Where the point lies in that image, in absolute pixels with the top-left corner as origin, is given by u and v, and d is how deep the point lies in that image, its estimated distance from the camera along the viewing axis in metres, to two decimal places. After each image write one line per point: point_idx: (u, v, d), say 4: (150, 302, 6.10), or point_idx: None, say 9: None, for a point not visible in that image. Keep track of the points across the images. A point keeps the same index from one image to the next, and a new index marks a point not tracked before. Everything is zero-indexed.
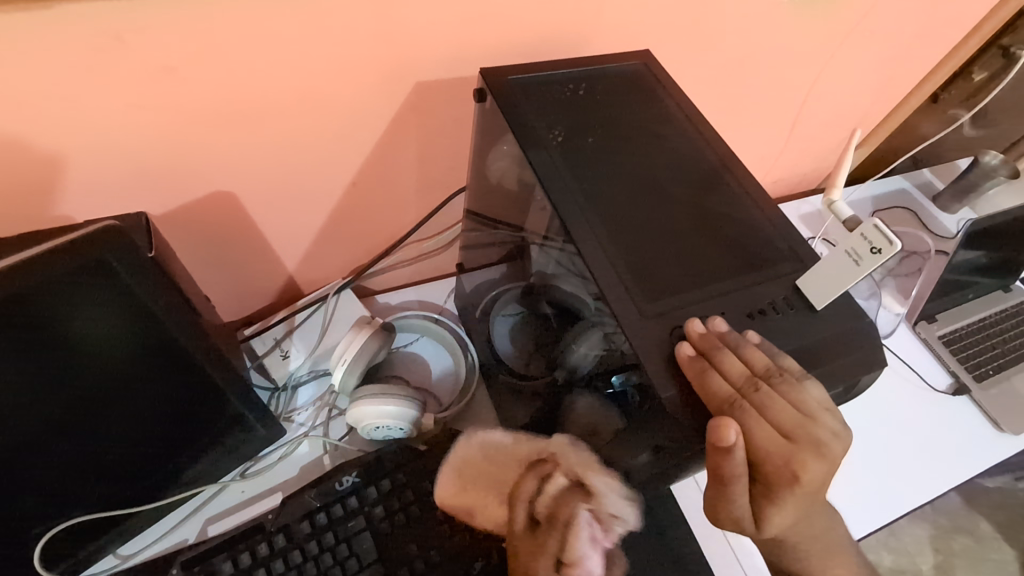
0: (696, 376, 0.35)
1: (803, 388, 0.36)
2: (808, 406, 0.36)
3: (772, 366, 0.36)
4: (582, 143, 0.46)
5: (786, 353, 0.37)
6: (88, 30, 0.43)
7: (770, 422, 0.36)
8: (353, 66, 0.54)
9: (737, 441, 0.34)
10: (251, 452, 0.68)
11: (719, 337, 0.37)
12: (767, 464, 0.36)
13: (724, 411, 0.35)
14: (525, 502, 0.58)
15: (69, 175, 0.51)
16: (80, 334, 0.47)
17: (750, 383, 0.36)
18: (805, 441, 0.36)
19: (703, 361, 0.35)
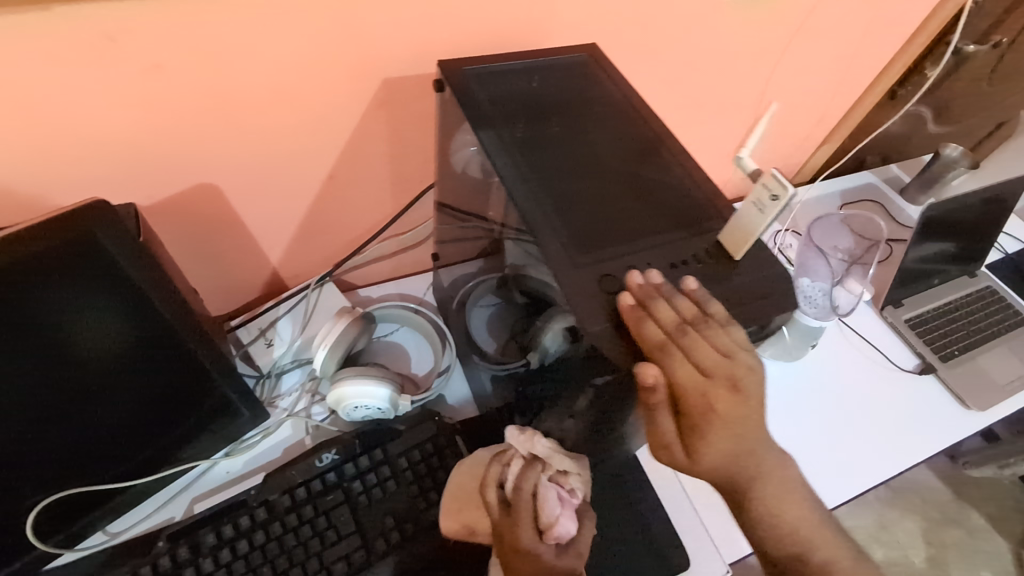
0: (633, 322, 0.38)
1: (726, 331, 0.40)
2: (729, 347, 0.40)
3: (699, 313, 0.40)
4: (529, 124, 0.51)
5: (716, 300, 0.41)
6: (78, 29, 0.47)
7: (693, 363, 0.39)
8: (324, 64, 0.59)
9: (655, 382, 0.38)
10: (237, 433, 0.71)
11: (654, 289, 0.40)
12: (687, 398, 0.39)
13: (655, 352, 0.38)
14: (493, 486, 0.60)
15: (62, 168, 0.55)
16: (66, 309, 0.50)
17: (679, 329, 0.39)
18: (721, 377, 0.40)
19: (641, 310, 0.38)
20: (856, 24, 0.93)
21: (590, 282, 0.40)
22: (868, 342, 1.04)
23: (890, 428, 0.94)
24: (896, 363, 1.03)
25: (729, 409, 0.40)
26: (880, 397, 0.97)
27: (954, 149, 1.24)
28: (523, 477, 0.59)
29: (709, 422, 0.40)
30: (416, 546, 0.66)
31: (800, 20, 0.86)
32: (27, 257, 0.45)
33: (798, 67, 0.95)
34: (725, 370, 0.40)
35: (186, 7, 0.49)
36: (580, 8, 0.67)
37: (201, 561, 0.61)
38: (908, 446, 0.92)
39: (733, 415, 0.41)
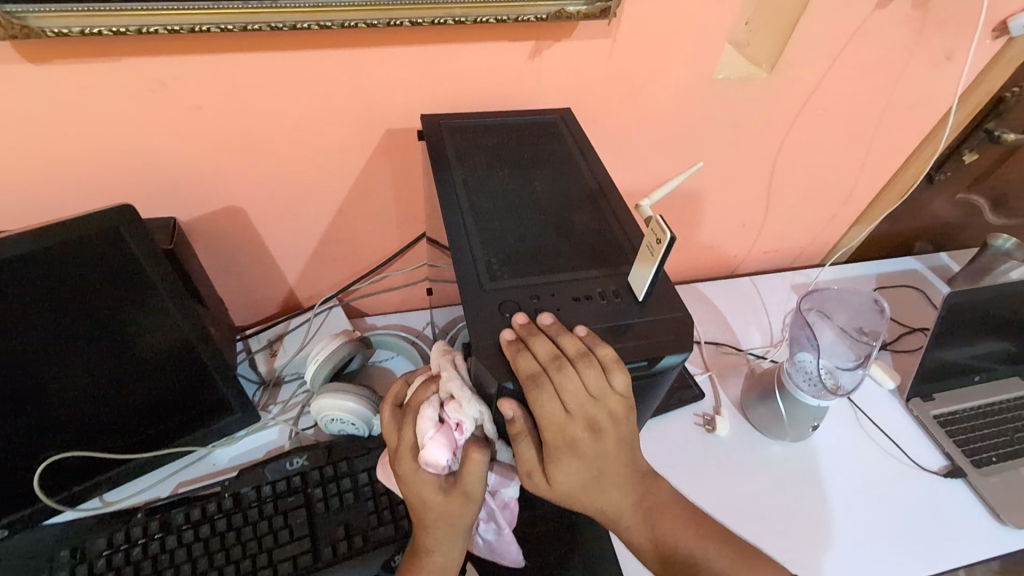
0: (509, 357, 0.39)
1: (602, 375, 0.39)
2: (600, 390, 0.39)
3: (584, 351, 0.39)
4: (485, 170, 0.57)
5: (608, 343, 0.40)
6: (138, 76, 0.58)
7: (562, 401, 0.39)
8: (335, 114, 0.69)
9: (513, 414, 0.40)
10: (228, 429, 0.78)
11: (538, 328, 0.41)
12: (543, 434, 0.40)
13: (524, 386, 0.38)
14: (391, 403, 0.50)
15: (118, 184, 0.67)
16: (100, 293, 0.60)
17: (555, 363, 0.39)
18: (582, 417, 0.40)
19: (517, 343, 0.39)
20: (870, 105, 0.93)
21: (489, 303, 0.44)
22: (885, 434, 0.96)
23: (901, 531, 0.85)
24: (919, 462, 0.94)
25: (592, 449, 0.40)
26: (893, 495, 0.89)
27: (1005, 239, 1.14)
28: (417, 395, 0.46)
29: (567, 452, 0.40)
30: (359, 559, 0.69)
31: (803, 98, 0.88)
32: (75, 241, 0.56)
33: (807, 143, 0.97)
34: (592, 412, 0.40)
35: (222, 64, 0.60)
36: (567, 77, 0.73)
37: (167, 537, 0.67)
38: (920, 553, 0.83)
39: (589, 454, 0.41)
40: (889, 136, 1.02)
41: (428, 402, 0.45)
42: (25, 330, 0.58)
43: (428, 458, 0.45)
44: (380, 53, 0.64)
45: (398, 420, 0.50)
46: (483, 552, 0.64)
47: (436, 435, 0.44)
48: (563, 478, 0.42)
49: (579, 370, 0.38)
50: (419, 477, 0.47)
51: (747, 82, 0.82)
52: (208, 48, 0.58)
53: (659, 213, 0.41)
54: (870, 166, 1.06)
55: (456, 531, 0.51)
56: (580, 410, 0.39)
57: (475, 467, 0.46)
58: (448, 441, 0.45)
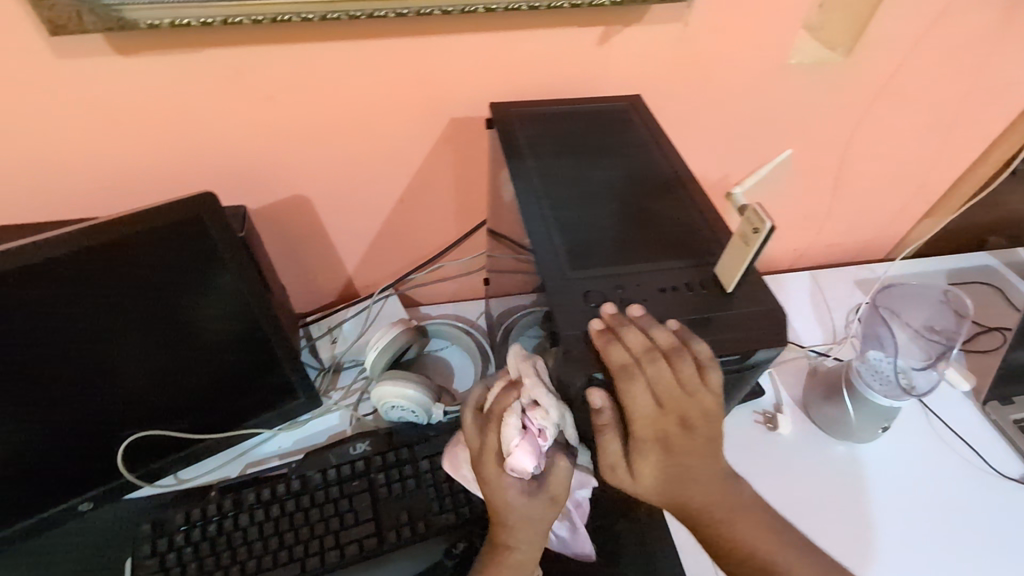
0: (599, 347, 0.38)
1: (696, 370, 0.38)
2: (693, 385, 0.38)
3: (678, 346, 0.38)
4: (559, 158, 0.56)
5: (701, 338, 0.39)
6: (219, 66, 0.60)
7: (654, 395, 0.38)
8: (401, 103, 0.69)
9: (602, 405, 0.39)
10: (293, 413, 0.80)
11: (628, 319, 0.40)
12: (633, 427, 0.39)
13: (616, 376, 0.38)
14: (468, 409, 0.49)
15: (194, 173, 0.69)
16: (173, 281, 0.62)
17: (649, 355, 0.38)
18: (674, 412, 0.38)
19: (608, 334, 0.39)
20: (951, 90, 0.88)
21: (574, 294, 0.43)
22: (962, 439, 0.91)
23: (978, 540, 0.81)
24: (997, 469, 0.89)
25: (681, 444, 0.39)
26: (971, 504, 0.84)
27: None
28: (499, 399, 0.46)
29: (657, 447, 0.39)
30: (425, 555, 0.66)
31: (881, 83, 0.84)
32: (155, 230, 0.58)
33: (881, 130, 0.92)
34: (684, 408, 0.38)
35: (296, 52, 0.61)
36: (636, 63, 0.71)
37: (240, 516, 0.69)
38: (1001, 562, 0.79)
39: (680, 452, 0.39)
40: (970, 123, 0.95)
41: (512, 408, 0.45)
42: (112, 314, 0.61)
43: (514, 464, 0.45)
44: (450, 40, 0.64)
45: (475, 426, 0.49)
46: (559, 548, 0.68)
47: (521, 442, 0.44)
48: (651, 474, 0.40)
49: (673, 364, 0.37)
50: (504, 482, 0.47)
51: (822, 65, 0.78)
52: (285, 37, 0.59)
53: (756, 201, 0.40)
54: (947, 155, 1.00)
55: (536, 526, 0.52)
56: (672, 404, 0.38)
57: (561, 472, 0.48)
58: (532, 447, 0.44)
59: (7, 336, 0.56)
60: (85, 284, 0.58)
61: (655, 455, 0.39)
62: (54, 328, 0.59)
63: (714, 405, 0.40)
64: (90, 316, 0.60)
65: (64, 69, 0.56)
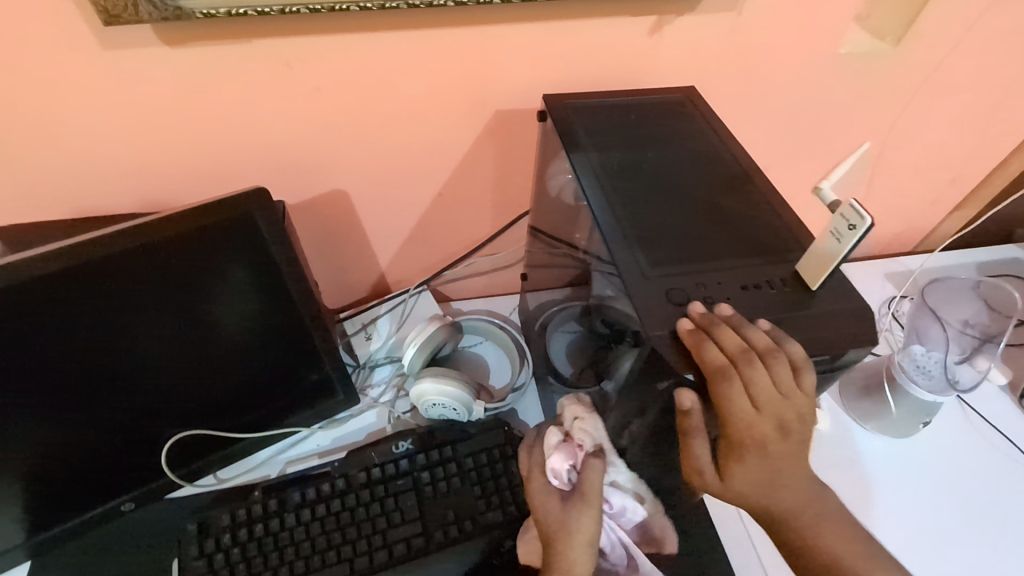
0: (692, 346, 0.38)
1: (793, 373, 0.37)
2: (790, 389, 0.37)
3: (773, 348, 0.37)
4: (621, 153, 0.56)
5: (796, 340, 0.38)
6: (268, 58, 0.58)
7: (751, 398, 0.37)
8: (448, 96, 0.67)
9: (693, 406, 0.38)
10: (332, 412, 0.79)
11: (720, 318, 0.39)
12: (727, 429, 0.38)
13: (712, 378, 0.37)
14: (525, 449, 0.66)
15: (236, 168, 0.67)
16: (219, 278, 0.61)
17: (746, 357, 0.37)
18: (771, 416, 0.37)
19: (700, 334, 0.38)
20: (994, 81, 0.86)
21: (655, 292, 0.42)
22: (997, 431, 0.89)
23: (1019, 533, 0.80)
24: None
25: (777, 449, 0.38)
26: (1007, 499, 0.83)
27: None
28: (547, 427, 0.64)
29: (753, 452, 0.38)
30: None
31: (926, 73, 0.82)
32: (205, 226, 0.57)
33: (923, 121, 0.90)
34: (780, 411, 0.37)
35: (346, 44, 0.59)
36: (684, 54, 0.70)
37: (286, 516, 0.69)
38: None
39: (776, 456, 0.38)
40: (1009, 114, 0.94)
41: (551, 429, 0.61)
42: (161, 311, 0.60)
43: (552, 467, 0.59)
44: (500, 30, 0.62)
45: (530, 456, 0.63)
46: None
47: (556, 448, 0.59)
48: (746, 479, 0.39)
49: (772, 366, 0.36)
50: (543, 491, 0.58)
51: (868, 56, 0.77)
52: (336, 27, 0.58)
53: (854, 198, 0.39)
54: (984, 147, 0.99)
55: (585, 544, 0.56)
56: (770, 408, 0.37)
57: (593, 471, 0.56)
58: (568, 452, 0.59)
59: (56, 332, 0.55)
60: (132, 281, 0.56)
61: (752, 460, 0.38)
62: (98, 325, 0.57)
63: (808, 410, 0.39)
64: (135, 314, 0.58)
65: (112, 61, 0.55)
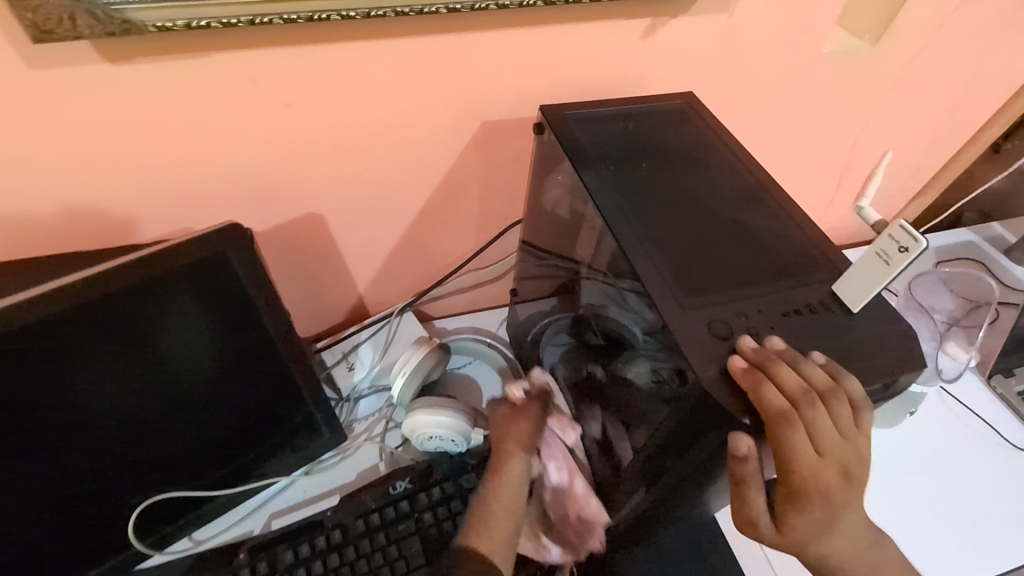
0: (750, 388, 0.34)
1: (854, 414, 0.35)
2: (851, 431, 0.35)
3: (834, 386, 0.35)
4: (630, 167, 0.53)
5: (854, 376, 0.36)
6: (231, 73, 0.51)
7: (814, 442, 0.35)
8: (432, 108, 0.62)
9: (749, 453, 0.35)
10: (317, 454, 0.72)
11: (773, 353, 0.36)
12: (787, 477, 0.35)
13: (773, 423, 0.34)
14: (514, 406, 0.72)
15: (197, 195, 0.59)
16: (188, 324, 0.54)
17: (809, 398, 0.34)
18: (833, 461, 0.35)
19: (758, 373, 0.35)
20: (958, 75, 0.89)
21: (695, 325, 0.39)
22: (974, 414, 0.90)
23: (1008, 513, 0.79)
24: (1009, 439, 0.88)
25: (839, 497, 0.36)
26: (996, 482, 0.82)
27: None
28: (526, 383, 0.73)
29: (816, 501, 0.35)
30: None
31: (899, 71, 0.83)
32: (173, 270, 0.50)
33: (894, 117, 0.92)
34: (841, 455, 0.35)
35: (320, 56, 0.53)
36: (676, 57, 0.67)
37: None
38: None
39: (838, 503, 0.36)
40: (969, 106, 0.97)
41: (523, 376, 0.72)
42: (121, 367, 0.52)
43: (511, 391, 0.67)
44: (490, 37, 0.57)
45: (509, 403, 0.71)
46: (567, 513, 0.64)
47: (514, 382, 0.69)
48: (807, 528, 0.37)
49: (835, 408, 0.34)
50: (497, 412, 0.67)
51: (848, 55, 0.77)
52: (309, 38, 0.51)
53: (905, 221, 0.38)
54: (945, 139, 1.02)
55: (528, 445, 0.63)
56: (834, 452, 0.35)
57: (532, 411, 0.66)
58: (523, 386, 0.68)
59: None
60: (80, 335, 0.48)
61: (817, 512, 0.35)
62: (35, 390, 0.48)
63: (863, 450, 0.37)
64: (85, 373, 0.50)
65: (44, 82, 0.47)
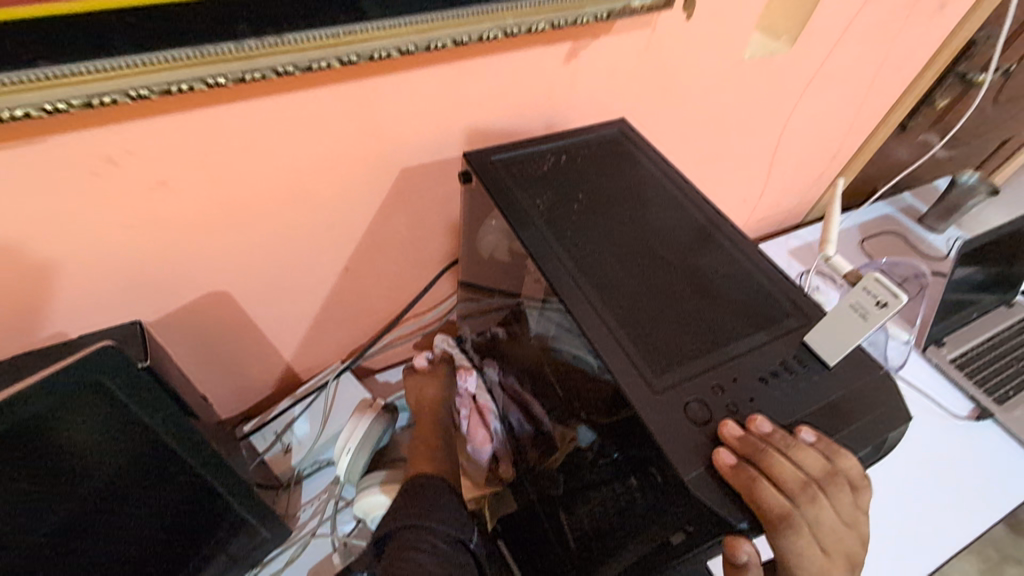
0: (743, 489, 0.31)
1: (851, 494, 0.33)
2: (849, 513, 0.33)
3: (828, 468, 0.32)
4: (571, 213, 0.48)
5: (847, 451, 0.33)
6: (79, 156, 0.41)
7: (816, 536, 0.32)
8: (341, 161, 0.54)
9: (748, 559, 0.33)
10: (258, 559, 0.63)
11: (759, 440, 0.32)
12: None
13: (773, 526, 0.31)
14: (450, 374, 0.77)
15: (59, 299, 0.48)
16: (50, 472, 0.42)
17: (805, 491, 0.32)
18: (837, 551, 0.33)
19: (751, 468, 0.31)
20: (868, 65, 0.90)
21: (673, 409, 0.34)
22: (917, 390, 0.93)
23: (965, 484, 0.82)
24: (950, 411, 0.92)
25: None
26: (947, 456, 0.85)
27: (969, 175, 1.15)
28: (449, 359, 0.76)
29: None
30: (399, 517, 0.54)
31: (816, 66, 0.83)
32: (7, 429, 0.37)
33: (814, 110, 0.92)
34: (843, 542, 0.33)
35: (194, 124, 0.44)
36: (601, 77, 0.63)
37: None
38: (986, 508, 0.79)
39: None
40: (880, 91, 1.00)
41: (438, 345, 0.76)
42: None
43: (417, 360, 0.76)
44: (398, 81, 0.50)
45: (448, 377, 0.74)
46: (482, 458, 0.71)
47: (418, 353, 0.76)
48: None
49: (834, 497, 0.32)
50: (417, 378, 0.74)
51: (769, 58, 0.76)
52: (177, 105, 0.42)
53: (880, 273, 0.36)
54: (861, 124, 1.05)
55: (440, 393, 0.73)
56: (834, 542, 0.33)
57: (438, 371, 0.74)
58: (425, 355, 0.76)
59: None
60: None
61: None
62: None
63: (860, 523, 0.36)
64: None
65: None
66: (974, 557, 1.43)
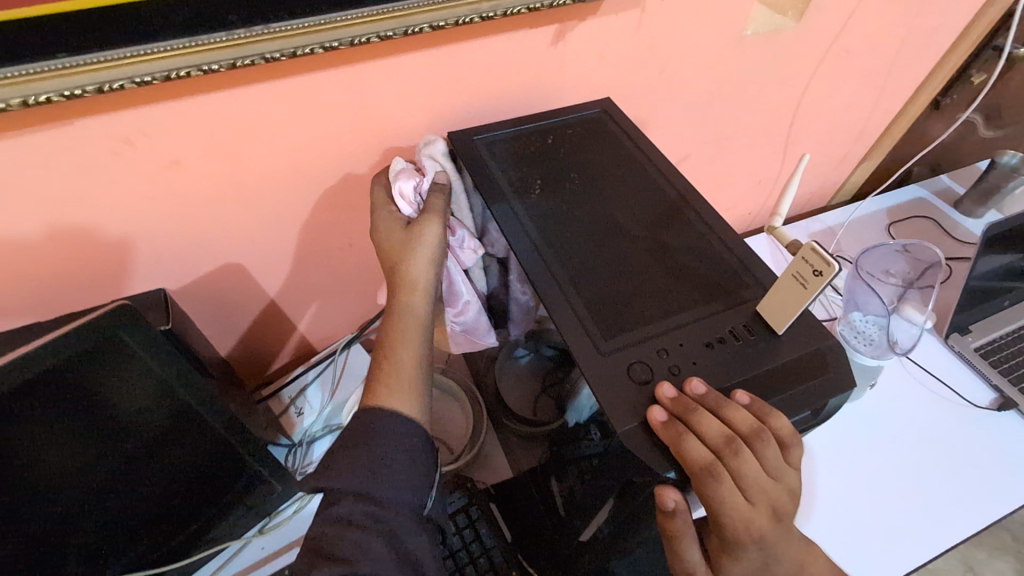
0: (671, 443, 0.34)
1: (781, 450, 0.36)
2: (778, 468, 0.36)
3: (758, 426, 0.35)
4: (547, 190, 0.50)
5: (777, 412, 0.36)
6: (101, 138, 0.46)
7: (744, 488, 0.36)
8: (337, 142, 0.58)
9: (677, 507, 0.36)
10: (271, 508, 0.69)
11: (691, 400, 0.35)
12: (724, 529, 0.36)
13: (700, 477, 0.34)
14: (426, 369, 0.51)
15: (90, 267, 0.55)
16: (76, 428, 0.47)
17: (730, 447, 0.35)
18: (765, 504, 0.37)
19: (679, 425, 0.34)
20: (888, 37, 0.87)
21: (617, 371, 0.37)
22: (934, 376, 0.90)
23: (975, 473, 0.79)
24: (968, 399, 0.88)
25: (772, 536, 0.38)
26: (955, 445, 0.82)
27: (1011, 156, 1.07)
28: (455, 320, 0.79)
29: (751, 545, 0.38)
30: (335, 476, 0.43)
31: (826, 43, 0.81)
32: (42, 383, 0.42)
33: (829, 87, 0.90)
34: (769, 495, 0.37)
35: (200, 109, 0.49)
36: (593, 58, 0.64)
37: None
38: (994, 500, 0.77)
39: (771, 541, 0.38)
40: (905, 66, 0.95)
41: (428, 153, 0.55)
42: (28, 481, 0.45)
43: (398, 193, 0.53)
44: (388, 65, 0.54)
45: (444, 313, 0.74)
46: (462, 342, 0.60)
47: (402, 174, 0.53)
48: (741, 566, 0.39)
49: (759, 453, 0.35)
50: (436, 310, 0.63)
51: (771, 35, 0.75)
52: (182, 92, 0.47)
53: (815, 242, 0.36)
54: (885, 101, 1.01)
55: (430, 257, 0.52)
56: (761, 494, 0.36)
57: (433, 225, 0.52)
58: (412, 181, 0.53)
59: None
60: None
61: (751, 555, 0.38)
62: None
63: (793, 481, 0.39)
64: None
65: None
66: (1009, 555, 1.37)
